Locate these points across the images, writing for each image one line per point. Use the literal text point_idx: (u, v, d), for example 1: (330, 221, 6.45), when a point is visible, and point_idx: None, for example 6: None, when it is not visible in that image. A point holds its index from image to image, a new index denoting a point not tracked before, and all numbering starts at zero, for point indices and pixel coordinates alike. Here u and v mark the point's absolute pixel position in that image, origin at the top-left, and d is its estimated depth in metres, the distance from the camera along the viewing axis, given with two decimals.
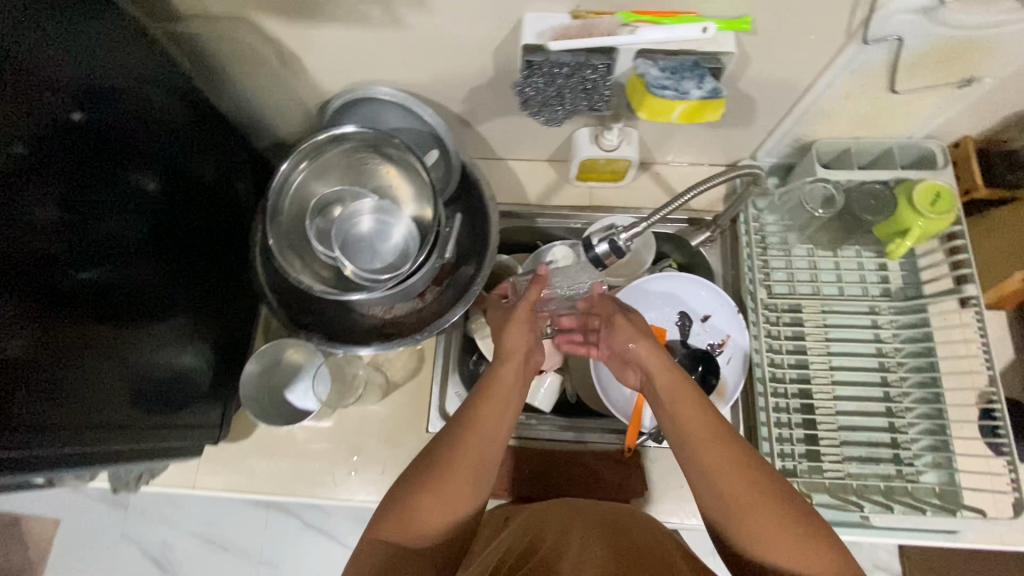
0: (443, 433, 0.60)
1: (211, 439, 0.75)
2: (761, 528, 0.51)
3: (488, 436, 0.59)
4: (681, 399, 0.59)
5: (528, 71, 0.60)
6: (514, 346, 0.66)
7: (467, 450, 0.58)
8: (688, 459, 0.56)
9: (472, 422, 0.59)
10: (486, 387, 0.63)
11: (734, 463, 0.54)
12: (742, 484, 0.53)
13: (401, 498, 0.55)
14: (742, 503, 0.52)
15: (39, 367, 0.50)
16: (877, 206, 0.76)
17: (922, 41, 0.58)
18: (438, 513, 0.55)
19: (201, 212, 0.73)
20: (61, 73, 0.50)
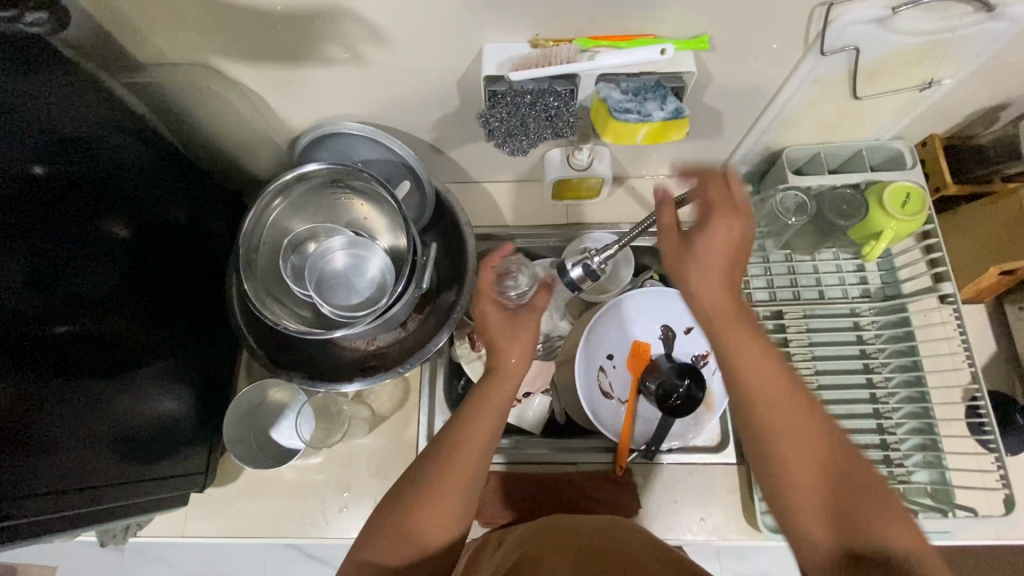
0: (431, 448, 0.58)
1: (198, 486, 0.74)
2: (821, 496, 0.48)
3: (478, 453, 0.57)
4: (751, 342, 0.52)
5: (492, 101, 0.60)
6: (515, 361, 0.61)
7: (455, 466, 0.56)
8: (751, 413, 0.51)
9: (461, 438, 0.57)
10: (476, 403, 0.59)
11: (801, 421, 0.50)
12: (809, 452, 0.49)
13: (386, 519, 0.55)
14: (807, 471, 0.49)
15: (16, 427, 0.49)
16: (848, 210, 0.75)
17: (878, 49, 0.59)
18: (428, 521, 0.54)
19: (175, 257, 0.72)
20: (16, 129, 0.50)
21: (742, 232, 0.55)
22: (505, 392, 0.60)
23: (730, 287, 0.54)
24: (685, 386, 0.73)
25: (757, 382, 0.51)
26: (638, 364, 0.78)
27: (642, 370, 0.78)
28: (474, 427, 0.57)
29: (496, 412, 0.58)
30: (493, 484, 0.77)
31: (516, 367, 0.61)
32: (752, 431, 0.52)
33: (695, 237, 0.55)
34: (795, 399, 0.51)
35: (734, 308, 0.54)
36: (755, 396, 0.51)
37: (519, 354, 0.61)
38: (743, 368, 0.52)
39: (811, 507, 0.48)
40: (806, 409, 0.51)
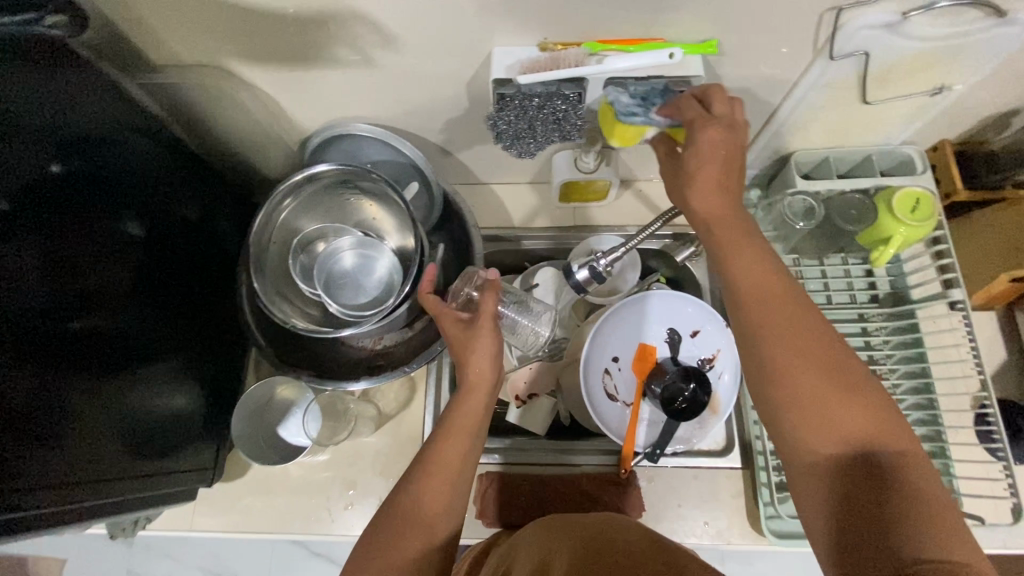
0: (408, 472, 0.57)
1: (206, 481, 0.75)
2: (814, 393, 0.47)
3: (452, 473, 0.55)
4: (745, 249, 0.51)
5: (499, 104, 0.59)
6: (482, 373, 0.58)
7: (431, 489, 0.54)
8: (744, 315, 0.51)
9: (437, 460, 0.55)
10: (447, 423, 0.57)
11: (792, 321, 0.49)
12: (803, 354, 0.48)
13: (368, 550, 0.53)
14: (800, 370, 0.48)
15: (29, 420, 0.50)
16: (857, 215, 0.74)
17: (888, 53, 0.59)
18: (434, 497, 0.54)
19: (186, 254, 0.73)
20: (35, 129, 0.51)
21: (736, 139, 0.52)
22: (475, 407, 0.58)
23: (725, 192, 0.52)
24: (690, 390, 0.74)
25: (748, 285, 0.51)
26: (642, 367, 0.79)
27: (647, 373, 0.79)
28: (447, 449, 0.56)
29: (469, 430, 0.57)
30: (497, 484, 0.77)
31: (485, 382, 0.58)
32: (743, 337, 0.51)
33: (684, 152, 0.53)
34: (788, 299, 0.50)
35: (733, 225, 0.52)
36: (747, 298, 0.51)
37: (485, 365, 0.58)
38: (736, 273, 0.52)
39: (812, 421, 0.47)
40: (801, 311, 0.50)
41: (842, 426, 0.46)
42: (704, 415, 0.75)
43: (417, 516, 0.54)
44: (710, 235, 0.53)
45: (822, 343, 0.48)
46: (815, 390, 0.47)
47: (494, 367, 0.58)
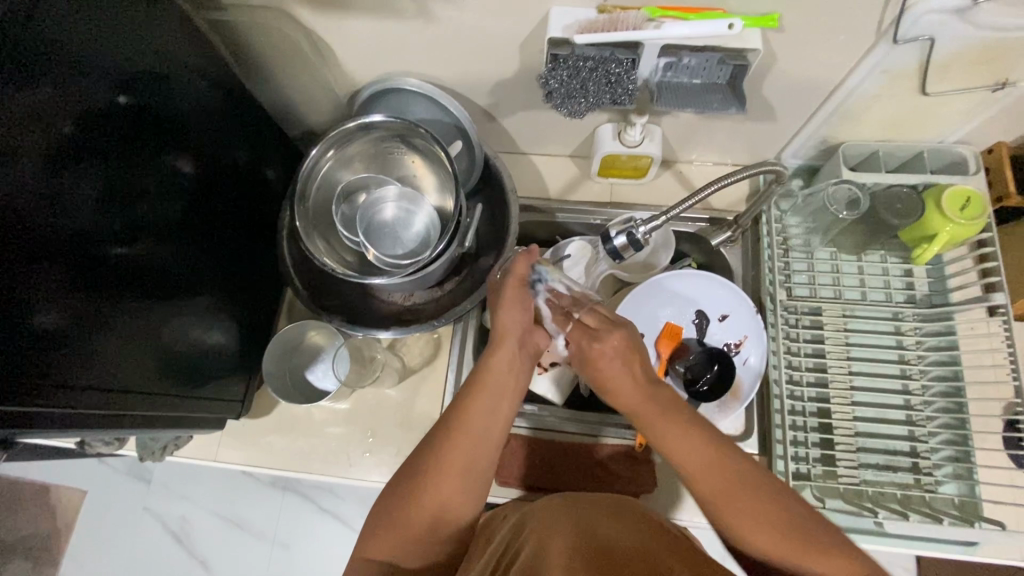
0: (424, 440, 0.56)
1: (234, 413, 0.78)
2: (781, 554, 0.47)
3: (478, 431, 0.55)
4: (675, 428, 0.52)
5: (553, 64, 0.61)
6: (512, 334, 0.59)
7: (453, 447, 0.54)
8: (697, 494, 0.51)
9: (460, 424, 0.55)
10: (477, 381, 0.57)
11: (769, 520, 0.48)
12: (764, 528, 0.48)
13: (390, 499, 0.55)
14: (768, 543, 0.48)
15: (73, 336, 0.52)
16: (903, 210, 0.73)
17: (953, 42, 0.57)
18: (457, 455, 0.54)
19: (231, 195, 0.75)
20: (103, 57, 0.52)
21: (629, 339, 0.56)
22: (503, 362, 0.58)
23: (636, 383, 0.55)
24: (713, 373, 0.75)
25: (689, 464, 0.51)
26: (667, 344, 0.79)
27: (670, 350, 0.79)
28: (474, 409, 0.55)
29: (498, 387, 0.57)
30: (513, 446, 0.79)
31: (512, 345, 0.59)
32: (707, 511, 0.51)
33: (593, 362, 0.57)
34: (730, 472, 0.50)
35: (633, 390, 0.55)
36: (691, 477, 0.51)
37: (518, 319, 0.60)
38: (671, 455, 0.52)
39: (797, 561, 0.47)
40: (744, 477, 0.50)
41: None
42: (725, 398, 0.75)
43: (431, 489, 0.53)
44: (647, 427, 0.54)
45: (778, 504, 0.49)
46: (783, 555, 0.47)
47: (524, 323, 0.60)
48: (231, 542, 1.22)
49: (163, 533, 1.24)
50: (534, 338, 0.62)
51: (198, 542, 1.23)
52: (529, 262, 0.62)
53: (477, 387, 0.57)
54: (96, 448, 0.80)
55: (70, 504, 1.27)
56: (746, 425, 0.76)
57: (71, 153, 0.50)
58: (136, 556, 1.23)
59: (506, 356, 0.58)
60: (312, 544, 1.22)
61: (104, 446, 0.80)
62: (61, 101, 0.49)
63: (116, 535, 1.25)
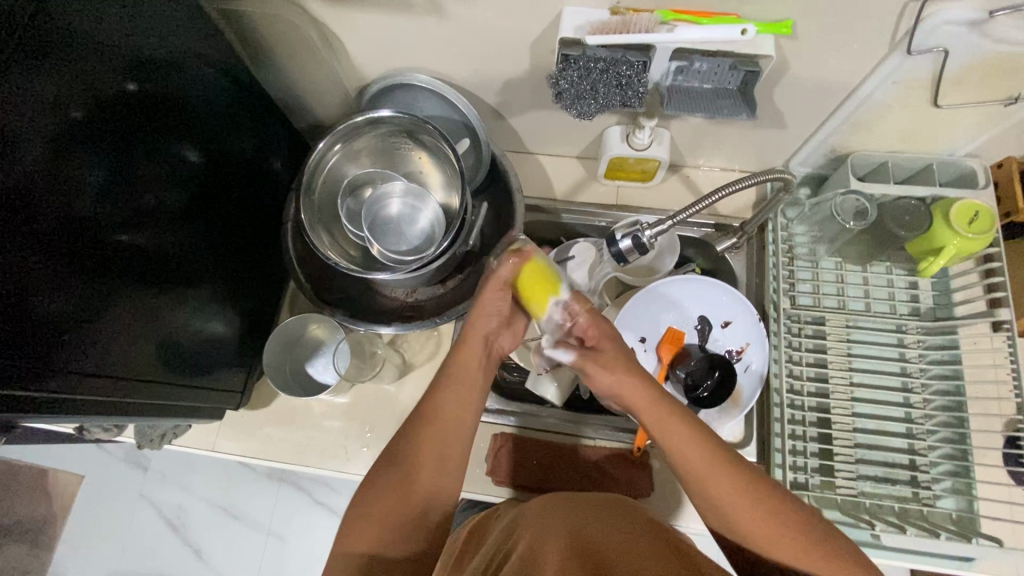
0: (402, 433, 0.56)
1: (233, 404, 0.78)
2: (791, 556, 0.49)
3: (452, 423, 0.55)
4: (682, 433, 0.52)
5: (563, 65, 0.61)
6: (476, 340, 0.58)
7: (431, 436, 0.54)
8: (703, 497, 0.52)
9: (435, 414, 0.55)
10: (446, 375, 0.57)
11: (760, 515, 0.50)
12: (779, 532, 0.50)
13: (370, 493, 0.54)
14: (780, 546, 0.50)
15: (74, 323, 0.52)
16: (912, 222, 0.73)
17: (967, 54, 0.57)
18: (434, 443, 0.54)
19: (236, 185, 0.75)
20: (113, 45, 0.52)
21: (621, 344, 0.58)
22: (470, 358, 0.58)
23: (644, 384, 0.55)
24: (714, 379, 0.74)
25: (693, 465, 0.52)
26: (668, 350, 0.79)
27: (671, 356, 0.79)
28: (445, 401, 0.56)
29: (469, 381, 0.57)
30: (510, 446, 0.79)
31: (480, 342, 0.58)
32: (713, 515, 0.52)
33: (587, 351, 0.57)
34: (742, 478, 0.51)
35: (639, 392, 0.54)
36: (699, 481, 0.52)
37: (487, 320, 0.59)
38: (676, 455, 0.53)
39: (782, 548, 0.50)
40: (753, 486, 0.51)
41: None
42: (725, 404, 0.75)
43: (411, 480, 0.53)
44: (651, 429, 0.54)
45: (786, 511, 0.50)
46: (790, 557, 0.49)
47: (491, 328, 0.59)
48: (225, 532, 1.22)
49: (158, 520, 1.24)
50: (500, 340, 0.61)
51: (193, 531, 1.23)
52: (516, 269, 0.57)
53: (447, 381, 0.57)
54: (95, 434, 0.80)
55: (66, 489, 1.27)
56: (746, 432, 0.76)
57: (77, 139, 0.50)
58: (130, 542, 1.24)
59: (471, 359, 0.58)
60: (306, 537, 1.22)
61: (102, 432, 0.80)
62: (68, 86, 0.49)
63: (112, 521, 1.25)
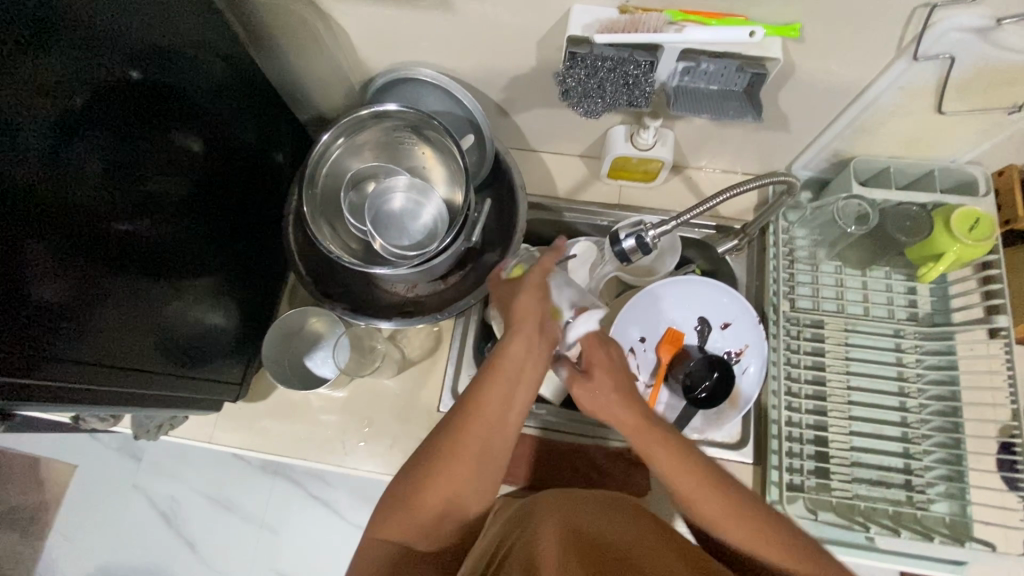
0: (439, 427, 0.55)
1: (231, 396, 0.78)
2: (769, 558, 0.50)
3: (495, 415, 0.55)
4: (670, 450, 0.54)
5: (570, 63, 0.60)
6: (528, 322, 0.58)
7: (474, 428, 0.54)
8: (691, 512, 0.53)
9: (478, 408, 0.54)
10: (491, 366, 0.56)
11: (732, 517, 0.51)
12: (757, 541, 0.50)
13: (408, 481, 0.54)
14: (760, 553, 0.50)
15: (72, 311, 0.52)
16: (913, 228, 0.74)
17: (972, 61, 0.57)
18: (477, 436, 0.54)
19: (238, 176, 0.75)
20: (116, 31, 0.52)
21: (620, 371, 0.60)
22: (519, 346, 0.57)
23: (631, 405, 0.56)
24: (713, 379, 0.75)
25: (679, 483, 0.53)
26: (668, 350, 0.79)
27: (671, 356, 0.79)
28: (491, 394, 0.55)
29: (513, 371, 0.56)
30: None
31: (530, 326, 0.58)
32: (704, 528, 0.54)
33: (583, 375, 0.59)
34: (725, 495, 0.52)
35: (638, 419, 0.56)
36: (687, 497, 0.53)
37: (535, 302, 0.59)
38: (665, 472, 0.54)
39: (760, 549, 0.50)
40: (737, 501, 0.52)
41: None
42: (722, 405, 0.76)
43: (450, 472, 0.53)
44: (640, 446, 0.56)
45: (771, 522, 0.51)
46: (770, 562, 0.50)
47: (540, 312, 0.59)
48: (219, 524, 1.22)
49: (152, 511, 1.24)
50: (549, 327, 0.59)
51: (186, 522, 1.23)
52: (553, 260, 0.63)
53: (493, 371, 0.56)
54: (91, 424, 0.79)
55: (59, 478, 1.27)
56: (744, 433, 0.77)
57: (78, 126, 0.50)
58: (123, 532, 1.24)
59: (521, 343, 0.57)
60: (301, 530, 1.22)
61: (99, 422, 0.79)
62: (71, 72, 0.49)
63: (104, 511, 1.25)
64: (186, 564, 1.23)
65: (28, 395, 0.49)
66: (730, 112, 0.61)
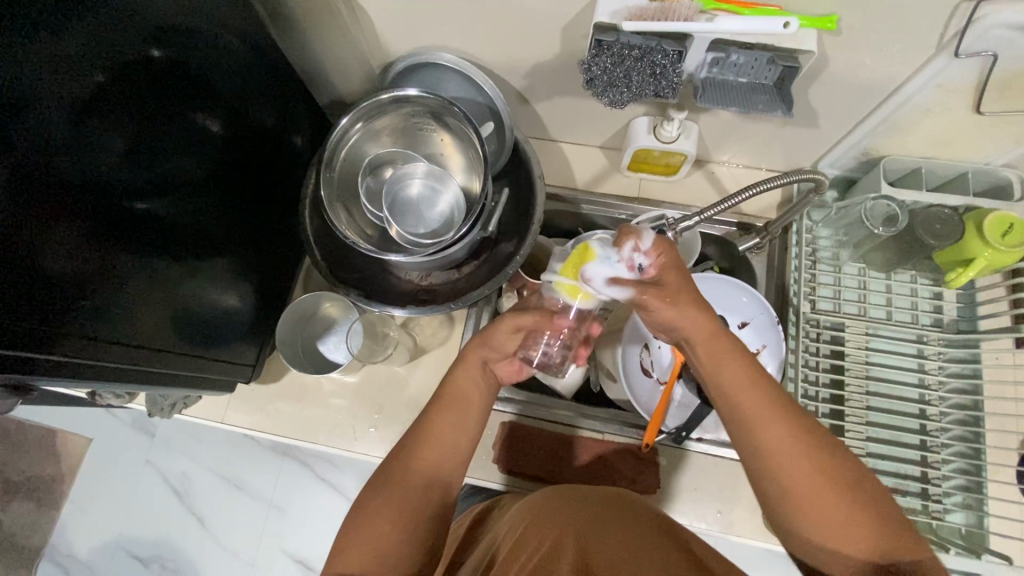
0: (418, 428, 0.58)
1: (244, 377, 0.78)
2: (818, 494, 0.47)
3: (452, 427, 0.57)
4: (732, 359, 0.51)
5: (596, 50, 0.59)
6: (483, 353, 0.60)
7: (436, 436, 0.57)
8: (746, 434, 0.50)
9: (412, 454, 0.56)
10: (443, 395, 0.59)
11: (795, 446, 0.48)
12: (798, 461, 0.48)
13: (383, 491, 0.54)
14: (807, 483, 0.47)
15: (89, 289, 0.52)
16: (942, 231, 0.72)
17: (1019, 58, 0.55)
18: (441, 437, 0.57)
19: (255, 157, 0.74)
20: (139, 10, 0.51)
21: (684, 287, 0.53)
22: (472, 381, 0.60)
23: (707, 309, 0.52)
24: None
25: (743, 400, 0.50)
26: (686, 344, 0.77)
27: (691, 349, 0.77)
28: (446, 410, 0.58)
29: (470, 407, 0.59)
30: (516, 437, 0.78)
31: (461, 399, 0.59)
32: (749, 463, 0.50)
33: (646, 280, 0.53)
34: (784, 412, 0.49)
35: (713, 329, 0.52)
36: (746, 411, 0.50)
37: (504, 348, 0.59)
38: (728, 389, 0.51)
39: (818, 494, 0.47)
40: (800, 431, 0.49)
41: (825, 537, 0.47)
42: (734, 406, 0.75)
43: (415, 466, 0.55)
44: (705, 354, 0.52)
45: (815, 446, 0.48)
46: (820, 491, 0.47)
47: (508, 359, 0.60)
48: (228, 501, 1.24)
49: (163, 486, 1.26)
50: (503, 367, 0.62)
51: (195, 500, 1.25)
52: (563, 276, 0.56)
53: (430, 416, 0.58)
54: (107, 400, 0.80)
55: (74, 451, 1.29)
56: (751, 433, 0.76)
57: (99, 102, 0.50)
58: (134, 505, 1.26)
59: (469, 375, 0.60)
60: (306, 510, 1.23)
61: (114, 399, 0.80)
62: (94, 50, 0.48)
63: (116, 484, 1.27)
64: (194, 539, 1.25)
65: (46, 372, 0.49)
66: (759, 108, 0.60)
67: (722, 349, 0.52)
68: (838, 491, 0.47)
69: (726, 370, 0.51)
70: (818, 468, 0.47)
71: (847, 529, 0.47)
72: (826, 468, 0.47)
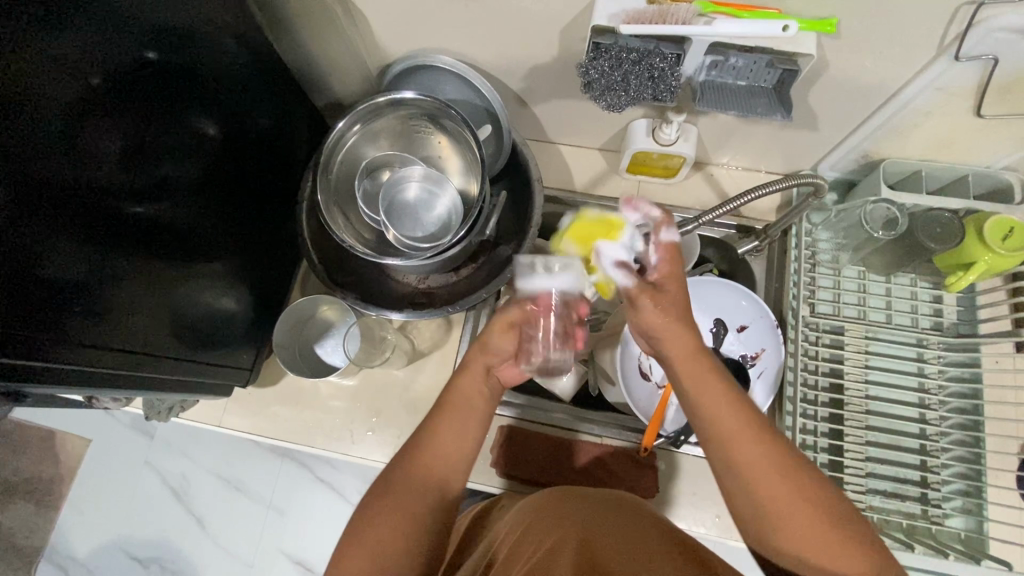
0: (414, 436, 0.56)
1: (240, 381, 0.78)
2: (800, 516, 0.46)
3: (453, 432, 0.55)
4: (711, 379, 0.51)
5: (594, 54, 0.59)
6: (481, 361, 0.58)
7: (438, 440, 0.54)
8: (725, 457, 0.50)
9: (409, 460, 0.53)
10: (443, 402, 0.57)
11: (775, 468, 0.47)
12: (781, 488, 0.47)
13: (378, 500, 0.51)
14: (791, 508, 0.46)
15: (86, 293, 0.52)
16: (942, 234, 0.71)
17: (1019, 62, 0.54)
18: (443, 442, 0.55)
19: (252, 160, 0.74)
20: (136, 13, 0.51)
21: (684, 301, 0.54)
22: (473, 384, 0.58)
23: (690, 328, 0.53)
24: None
25: (724, 421, 0.50)
26: None
27: None
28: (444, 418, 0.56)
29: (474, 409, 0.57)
30: (513, 441, 0.78)
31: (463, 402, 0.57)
32: (731, 488, 0.49)
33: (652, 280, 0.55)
34: (764, 438, 0.49)
35: (692, 350, 0.53)
36: (725, 437, 0.49)
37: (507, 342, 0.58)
38: (708, 411, 0.51)
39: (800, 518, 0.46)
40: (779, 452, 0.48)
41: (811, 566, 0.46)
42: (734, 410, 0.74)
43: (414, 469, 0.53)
44: (686, 375, 0.53)
45: (795, 468, 0.48)
46: (803, 515, 0.46)
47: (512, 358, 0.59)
48: (227, 503, 1.24)
49: (162, 488, 1.26)
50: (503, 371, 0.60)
51: (195, 502, 1.25)
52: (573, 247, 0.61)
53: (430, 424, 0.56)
54: (104, 403, 0.80)
55: (73, 452, 1.29)
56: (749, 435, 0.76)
57: (95, 105, 0.49)
58: (133, 507, 1.26)
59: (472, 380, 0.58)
60: (306, 512, 1.23)
61: (112, 403, 0.80)
62: (90, 53, 0.48)
63: (115, 486, 1.27)
64: (193, 541, 1.25)
65: (42, 377, 0.49)
66: (758, 111, 0.59)
67: (699, 370, 0.52)
68: (820, 514, 0.46)
69: (704, 392, 0.51)
70: (799, 489, 0.47)
71: (833, 557, 0.46)
72: (811, 498, 0.47)
